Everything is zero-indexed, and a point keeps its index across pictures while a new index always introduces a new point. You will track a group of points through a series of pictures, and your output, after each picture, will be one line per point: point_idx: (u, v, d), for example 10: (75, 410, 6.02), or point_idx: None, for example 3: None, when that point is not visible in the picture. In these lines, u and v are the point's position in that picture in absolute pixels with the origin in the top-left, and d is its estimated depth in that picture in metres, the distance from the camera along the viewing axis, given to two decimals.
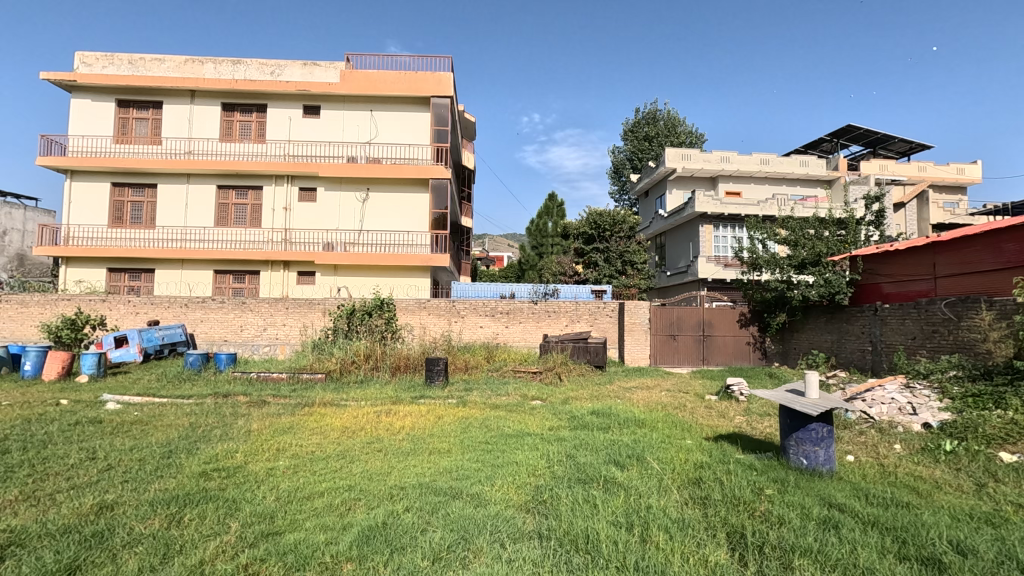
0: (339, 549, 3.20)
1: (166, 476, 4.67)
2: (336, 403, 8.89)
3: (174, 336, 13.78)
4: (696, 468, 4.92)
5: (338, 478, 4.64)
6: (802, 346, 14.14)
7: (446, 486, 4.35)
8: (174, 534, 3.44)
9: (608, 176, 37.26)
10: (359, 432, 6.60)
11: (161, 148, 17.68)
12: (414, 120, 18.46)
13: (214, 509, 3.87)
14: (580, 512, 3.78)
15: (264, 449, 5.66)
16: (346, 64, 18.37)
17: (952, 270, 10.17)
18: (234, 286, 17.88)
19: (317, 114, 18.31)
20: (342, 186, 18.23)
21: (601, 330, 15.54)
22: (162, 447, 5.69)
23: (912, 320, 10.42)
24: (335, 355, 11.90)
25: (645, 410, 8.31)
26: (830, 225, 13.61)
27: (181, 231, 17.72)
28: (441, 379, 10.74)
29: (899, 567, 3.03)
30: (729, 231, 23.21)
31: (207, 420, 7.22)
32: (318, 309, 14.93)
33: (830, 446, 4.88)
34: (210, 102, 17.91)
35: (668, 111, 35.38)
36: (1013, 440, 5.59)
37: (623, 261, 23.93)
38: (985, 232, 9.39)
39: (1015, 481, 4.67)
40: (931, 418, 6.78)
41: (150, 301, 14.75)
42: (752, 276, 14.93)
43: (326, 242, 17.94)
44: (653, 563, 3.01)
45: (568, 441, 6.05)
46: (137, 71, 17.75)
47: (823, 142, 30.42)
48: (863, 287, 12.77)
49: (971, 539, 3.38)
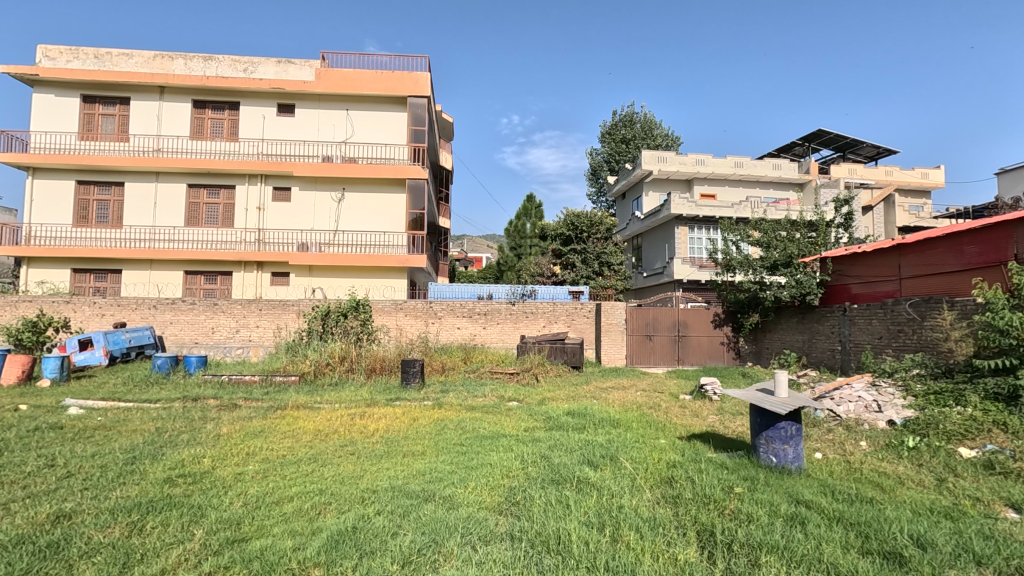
0: (307, 555, 3.14)
1: (129, 484, 4.52)
2: (310, 406, 8.72)
3: (142, 338, 13.43)
4: (668, 468, 4.96)
5: (309, 482, 4.56)
6: (774, 346, 14.42)
7: (418, 489, 4.30)
8: (136, 542, 3.35)
9: (586, 177, 37.53)
10: (332, 435, 6.53)
11: (129, 145, 17.24)
12: (391, 120, 18.31)
13: (179, 516, 3.77)
14: (552, 513, 3.78)
15: (234, 454, 5.54)
16: (321, 63, 18.13)
17: (918, 271, 10.45)
18: (206, 287, 17.51)
19: (291, 112, 18.03)
20: (318, 186, 17.98)
21: (578, 331, 15.59)
22: (125, 452, 5.52)
23: (879, 320, 10.72)
24: (309, 356, 11.75)
25: (620, 410, 8.36)
26: (801, 226, 13.83)
27: (149, 230, 17.26)
28: (417, 380, 10.68)
29: (863, 562, 3.09)
30: (704, 233, 23.51)
31: (174, 425, 7.03)
32: (292, 310, 14.68)
33: (798, 444, 4.99)
34: (181, 98, 17.52)
35: (644, 113, 35.80)
36: (971, 435, 5.78)
37: (600, 262, 24.10)
38: (947, 234, 9.68)
39: (974, 475, 4.84)
40: (896, 416, 6.98)
41: (116, 302, 14.32)
42: (726, 276, 15.17)
43: (300, 243, 17.66)
44: (623, 563, 3.02)
45: (544, 441, 6.09)
46: (103, 66, 17.26)
47: (795, 146, 31.14)
48: (833, 288, 13.08)
49: (931, 532, 3.47)
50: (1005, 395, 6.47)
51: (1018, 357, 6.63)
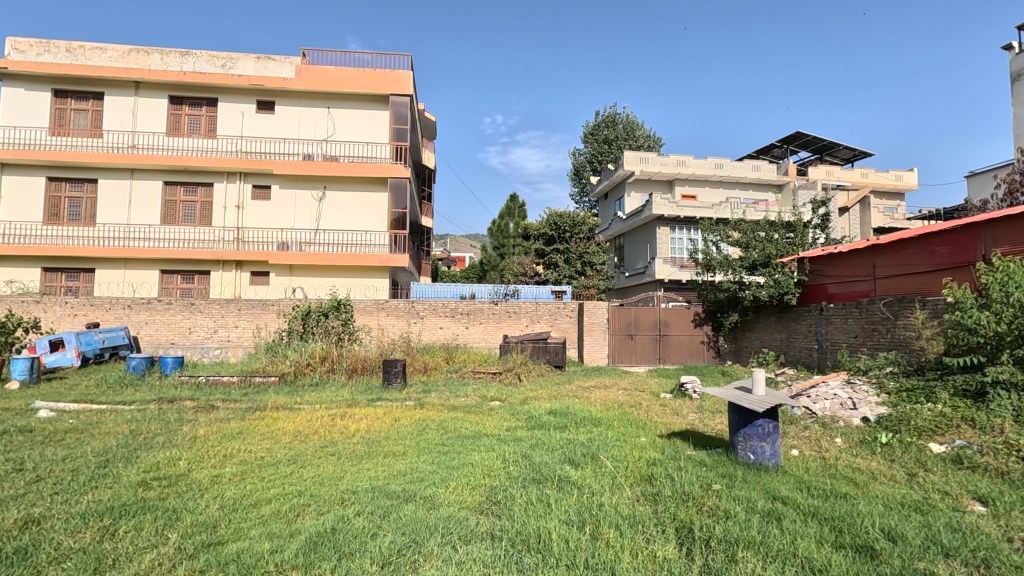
0: (284, 557, 3.10)
1: (101, 487, 4.42)
2: (289, 407, 8.61)
3: (115, 339, 13.15)
4: (648, 465, 5.02)
5: (287, 483, 4.52)
6: (753, 345, 14.64)
7: (399, 490, 4.28)
8: (107, 547, 3.27)
9: (569, 177, 37.70)
10: (311, 436, 6.45)
11: (102, 141, 16.85)
12: (373, 118, 18.16)
13: (153, 520, 3.70)
14: (533, 512, 3.78)
15: (210, 456, 5.45)
16: (302, 59, 17.95)
17: (891, 271, 10.68)
18: (183, 286, 17.21)
19: (271, 109, 17.78)
20: (298, 184, 17.76)
21: (560, 330, 15.63)
22: (98, 455, 5.39)
23: (855, 319, 10.94)
24: (289, 357, 11.60)
25: (601, 409, 8.38)
26: (780, 227, 14.09)
27: (123, 229, 16.88)
28: (399, 380, 10.62)
29: (836, 555, 3.16)
30: (685, 233, 23.76)
31: (149, 427, 6.87)
32: (272, 310, 14.48)
33: (775, 442, 5.07)
34: (157, 94, 17.17)
35: (626, 115, 36.06)
36: (941, 431, 5.95)
37: (583, 262, 24.21)
38: (919, 235, 9.93)
39: (943, 470, 4.97)
40: (870, 412, 7.15)
41: (89, 302, 13.97)
42: (706, 276, 15.35)
43: (280, 242, 17.41)
44: (603, 562, 3.04)
45: (525, 441, 6.08)
46: (76, 60, 16.87)
47: (774, 148, 31.70)
48: (810, 288, 13.31)
49: (901, 526, 3.56)
50: (973, 392, 6.66)
51: (985, 355, 6.82)
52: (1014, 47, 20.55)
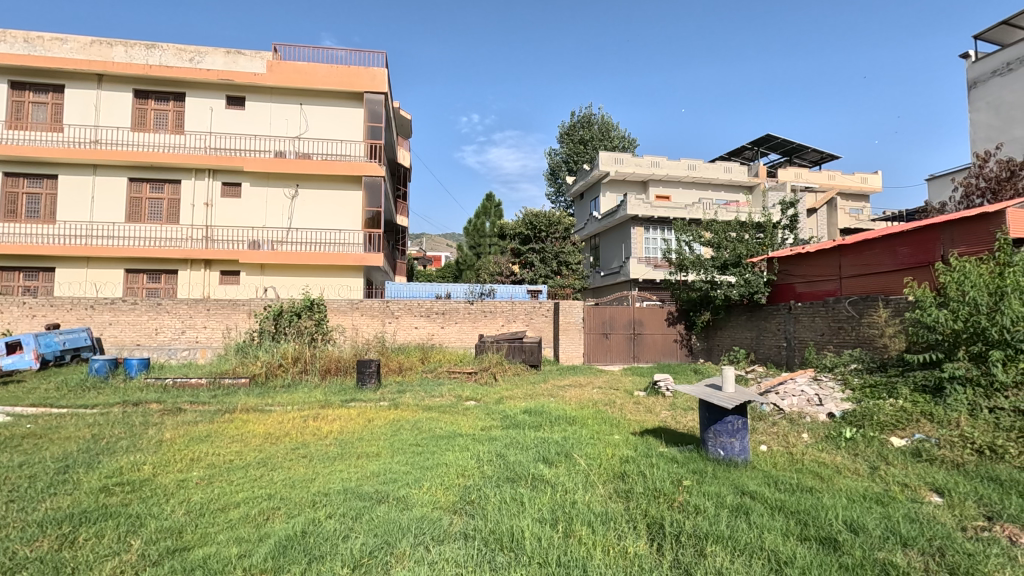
0: (252, 562, 3.05)
1: (61, 494, 4.27)
2: (260, 408, 8.51)
3: (77, 341, 12.74)
4: (621, 462, 5.09)
5: (257, 486, 4.43)
6: (724, 343, 14.90)
7: (371, 491, 4.24)
8: (66, 556, 3.16)
9: (545, 177, 37.84)
10: (283, 438, 6.33)
11: (63, 136, 16.28)
12: (346, 115, 17.92)
13: (115, 527, 3.59)
14: (507, 511, 3.80)
15: (177, 459, 5.33)
16: (273, 55, 17.60)
17: (856, 271, 11.00)
18: (149, 286, 16.75)
19: (241, 105, 17.39)
20: (270, 182, 17.42)
21: (536, 330, 15.66)
22: (57, 461, 5.21)
23: (822, 317, 11.24)
24: (260, 359, 11.33)
25: (576, 407, 8.45)
26: (750, 228, 14.41)
27: (85, 226, 16.32)
28: (373, 381, 10.52)
29: (800, 547, 3.25)
30: (659, 233, 24.11)
31: (112, 431, 6.68)
32: (242, 310, 14.17)
33: (744, 437, 5.17)
34: (121, 88, 16.65)
35: (602, 115, 36.35)
36: (902, 425, 6.17)
37: (559, 261, 24.30)
38: (882, 236, 10.25)
39: (903, 463, 5.15)
40: (835, 408, 7.35)
41: (48, 302, 13.47)
42: (679, 276, 15.58)
43: (251, 240, 17.03)
44: (575, 559, 3.07)
45: (500, 441, 6.06)
46: (35, 50, 16.25)
47: (745, 150, 32.36)
48: (779, 287, 13.63)
49: (863, 517, 3.68)
50: (932, 387, 6.90)
51: (944, 351, 7.08)
52: (971, 55, 21.32)
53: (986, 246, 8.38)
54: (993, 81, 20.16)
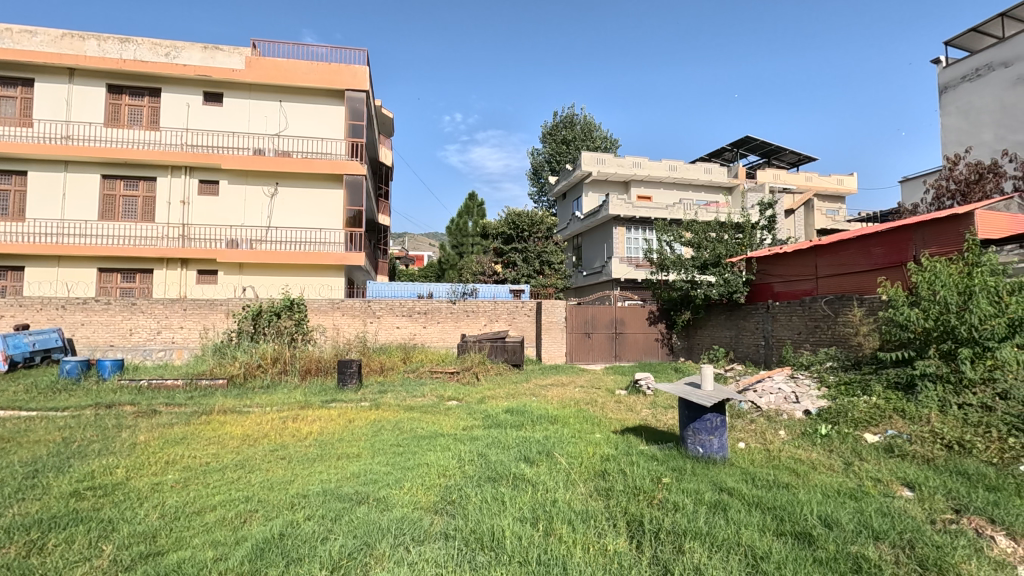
0: (228, 565, 3.00)
1: (30, 499, 4.16)
2: (238, 409, 8.39)
3: (48, 341, 12.40)
4: (602, 461, 5.12)
5: (234, 489, 4.35)
6: (704, 342, 15.08)
7: (351, 492, 4.21)
8: (34, 562, 3.08)
9: (528, 176, 37.89)
10: (261, 440, 6.24)
11: (33, 131, 15.85)
12: (327, 112, 17.74)
13: (86, 531, 3.51)
14: (488, 510, 3.80)
15: (152, 462, 5.22)
16: (252, 51, 17.34)
17: (832, 270, 11.21)
18: (123, 286, 16.38)
19: (218, 101, 17.11)
20: (249, 180, 17.16)
21: (518, 329, 15.66)
22: (25, 465, 5.07)
23: (798, 316, 11.44)
24: (238, 359, 11.12)
25: (558, 407, 8.48)
26: (729, 228, 14.59)
27: (56, 223, 15.89)
28: (354, 381, 10.42)
29: (776, 542, 3.31)
30: (640, 233, 24.32)
31: (84, 434, 6.53)
32: (220, 310, 13.95)
33: (722, 435, 5.23)
34: (93, 82, 16.26)
35: (584, 116, 36.51)
36: (875, 421, 6.32)
37: (541, 261, 24.32)
38: (857, 237, 10.45)
39: (875, 458, 5.27)
40: (811, 405, 7.48)
41: (17, 302, 13.11)
42: (660, 276, 15.72)
43: (229, 239, 16.75)
44: (555, 557, 3.08)
45: (481, 440, 6.05)
46: (3, 43, 15.78)
47: (725, 151, 32.79)
48: (758, 287, 13.85)
49: (837, 512, 3.75)
50: (904, 384, 7.08)
51: (915, 349, 7.26)
52: (942, 60, 21.89)
53: (955, 246, 8.62)
54: (963, 87, 20.70)
